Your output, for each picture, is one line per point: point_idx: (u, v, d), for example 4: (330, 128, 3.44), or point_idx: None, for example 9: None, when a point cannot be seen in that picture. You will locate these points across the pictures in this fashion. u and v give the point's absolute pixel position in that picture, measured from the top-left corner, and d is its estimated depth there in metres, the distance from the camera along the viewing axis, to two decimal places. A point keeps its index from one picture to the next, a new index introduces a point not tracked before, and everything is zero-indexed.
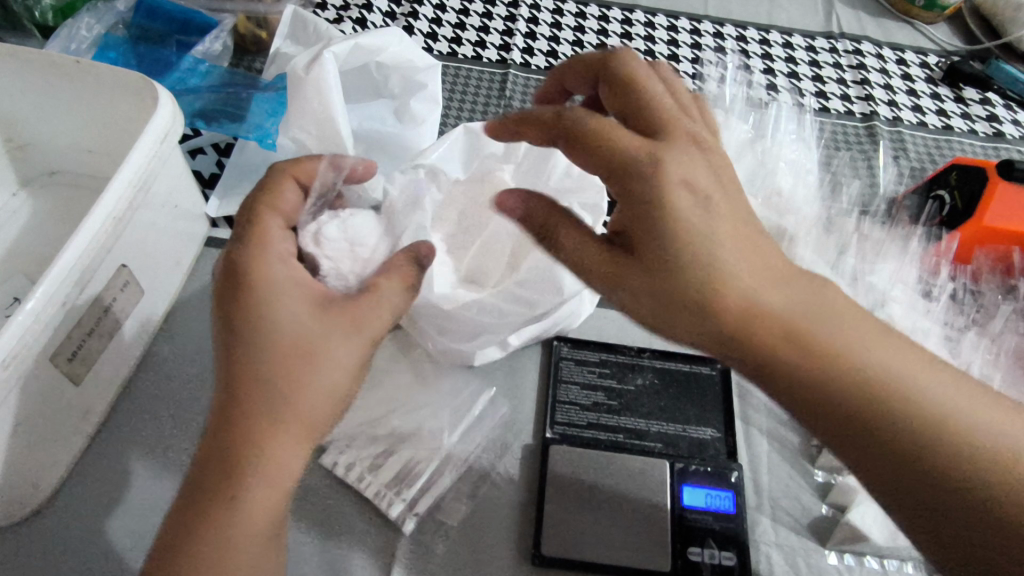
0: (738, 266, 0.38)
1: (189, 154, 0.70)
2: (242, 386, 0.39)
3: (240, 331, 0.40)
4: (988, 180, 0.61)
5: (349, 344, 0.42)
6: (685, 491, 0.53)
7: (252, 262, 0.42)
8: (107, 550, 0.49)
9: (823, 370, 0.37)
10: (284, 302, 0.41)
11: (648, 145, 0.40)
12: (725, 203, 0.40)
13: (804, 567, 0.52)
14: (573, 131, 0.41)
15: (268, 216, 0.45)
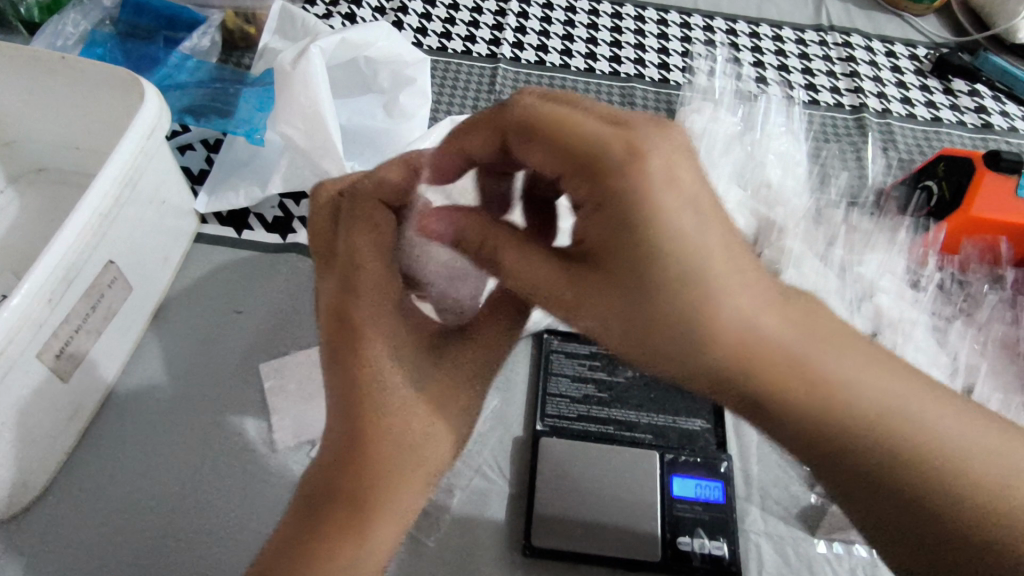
0: (738, 294, 0.30)
1: (178, 150, 0.69)
2: (369, 441, 0.37)
3: (364, 384, 0.37)
4: (976, 172, 0.62)
5: (466, 383, 0.44)
6: (674, 482, 0.53)
7: (378, 296, 0.38)
8: (97, 546, 0.49)
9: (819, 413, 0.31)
10: (407, 344, 0.40)
11: (624, 133, 0.31)
12: (721, 210, 0.31)
13: (793, 555, 0.52)
14: (528, 123, 0.33)
15: (372, 250, 0.38)
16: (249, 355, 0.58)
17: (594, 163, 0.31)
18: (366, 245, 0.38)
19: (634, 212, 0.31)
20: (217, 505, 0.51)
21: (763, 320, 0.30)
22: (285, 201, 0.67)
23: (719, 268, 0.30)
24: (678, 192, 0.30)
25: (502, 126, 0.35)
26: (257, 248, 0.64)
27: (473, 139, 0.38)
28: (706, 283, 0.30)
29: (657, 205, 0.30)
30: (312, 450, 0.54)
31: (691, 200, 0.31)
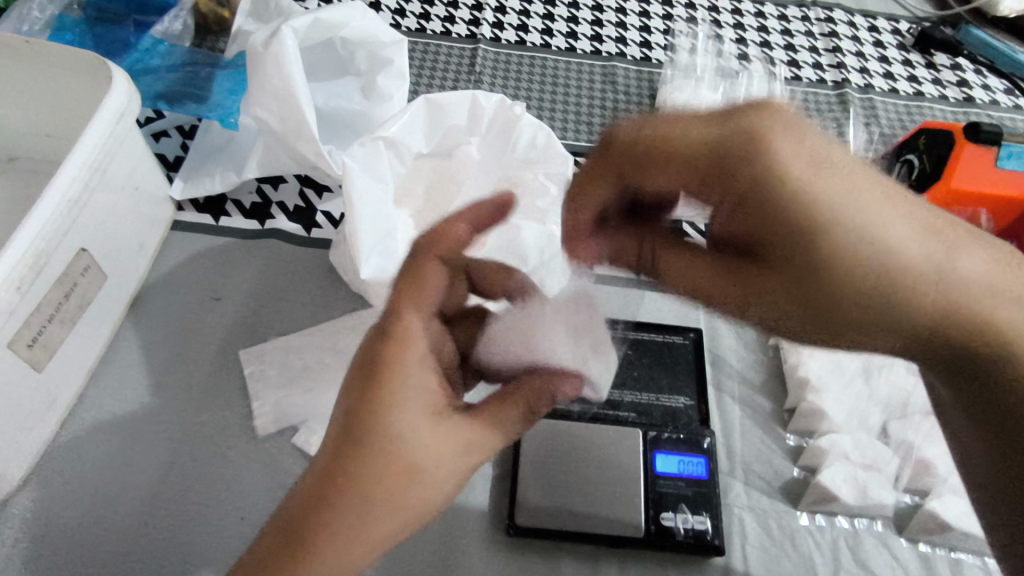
0: (911, 255, 0.39)
1: (153, 137, 0.68)
2: (340, 482, 0.36)
3: (355, 423, 0.36)
4: (955, 144, 0.62)
5: (457, 461, 0.39)
6: (658, 458, 0.53)
7: (393, 355, 0.38)
8: (77, 536, 0.48)
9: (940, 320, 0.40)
10: (410, 410, 0.37)
11: (778, 158, 0.38)
12: (886, 196, 0.39)
13: (776, 528, 0.53)
14: (654, 164, 0.41)
15: (411, 307, 0.39)
16: (229, 342, 0.58)
17: (720, 169, 0.39)
18: (410, 306, 0.39)
19: (783, 196, 0.38)
20: (198, 492, 0.51)
21: (892, 252, 0.38)
22: (264, 186, 0.66)
23: (886, 229, 0.38)
24: (803, 164, 0.38)
25: (630, 168, 0.43)
26: (235, 234, 0.63)
27: (599, 189, 0.45)
28: (848, 240, 0.38)
29: (814, 188, 0.38)
30: (294, 436, 0.54)
31: (846, 169, 0.39)
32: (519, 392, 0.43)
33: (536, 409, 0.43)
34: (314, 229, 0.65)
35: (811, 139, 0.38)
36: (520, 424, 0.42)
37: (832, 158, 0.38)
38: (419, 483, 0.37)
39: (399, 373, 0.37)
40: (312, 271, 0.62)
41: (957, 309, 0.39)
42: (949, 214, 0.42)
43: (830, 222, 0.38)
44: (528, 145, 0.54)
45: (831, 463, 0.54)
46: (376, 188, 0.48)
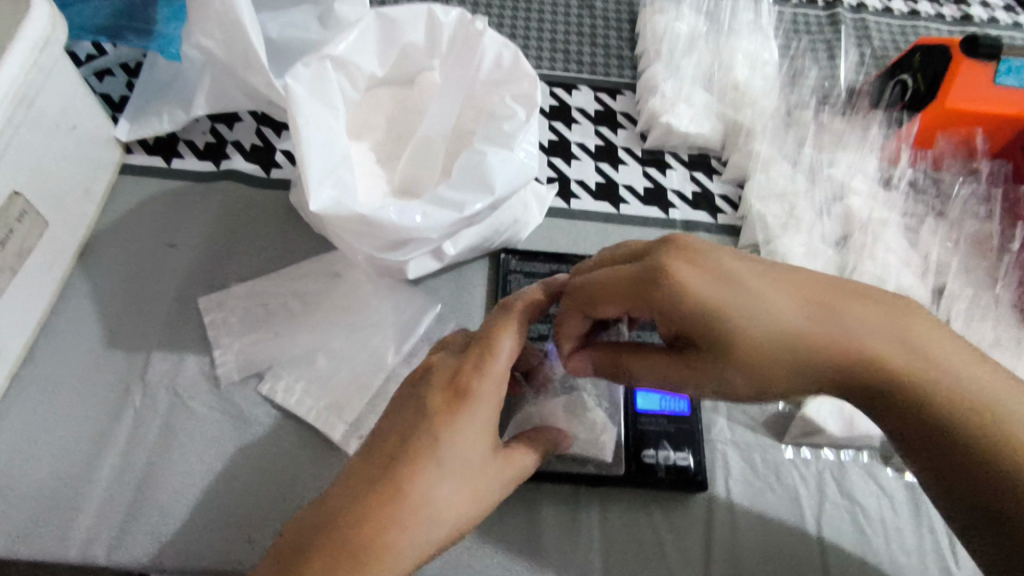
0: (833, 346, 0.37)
1: (95, 75, 0.63)
2: (412, 487, 0.35)
3: (435, 432, 0.37)
4: (953, 60, 0.57)
5: (498, 490, 0.39)
6: (639, 396, 0.51)
7: (484, 361, 0.39)
8: (32, 494, 0.46)
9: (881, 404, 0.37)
10: (491, 419, 0.39)
11: (679, 275, 0.37)
12: (789, 290, 0.38)
13: (760, 463, 0.51)
14: (583, 297, 0.41)
15: (510, 334, 0.41)
16: (187, 290, 0.55)
17: (644, 296, 0.38)
18: (504, 332, 0.41)
19: (699, 320, 0.37)
20: (160, 444, 0.48)
21: (812, 346, 0.36)
22: (217, 125, 0.62)
23: (801, 327, 0.37)
24: (705, 290, 0.37)
25: (581, 304, 0.41)
26: (189, 177, 0.60)
27: (571, 319, 0.43)
28: (769, 348, 0.37)
29: (723, 308, 0.37)
30: (259, 384, 0.51)
31: (752, 282, 0.37)
32: (537, 437, 0.44)
33: (547, 452, 0.44)
34: (272, 170, 0.61)
35: (705, 259, 0.38)
36: (535, 466, 0.43)
37: (729, 274, 0.38)
38: (481, 493, 0.38)
39: (490, 382, 0.39)
40: (273, 214, 0.59)
41: (896, 380, 0.36)
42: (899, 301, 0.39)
43: (746, 335, 0.37)
44: (492, 67, 0.50)
45: (818, 393, 0.52)
46: (326, 112, 0.44)
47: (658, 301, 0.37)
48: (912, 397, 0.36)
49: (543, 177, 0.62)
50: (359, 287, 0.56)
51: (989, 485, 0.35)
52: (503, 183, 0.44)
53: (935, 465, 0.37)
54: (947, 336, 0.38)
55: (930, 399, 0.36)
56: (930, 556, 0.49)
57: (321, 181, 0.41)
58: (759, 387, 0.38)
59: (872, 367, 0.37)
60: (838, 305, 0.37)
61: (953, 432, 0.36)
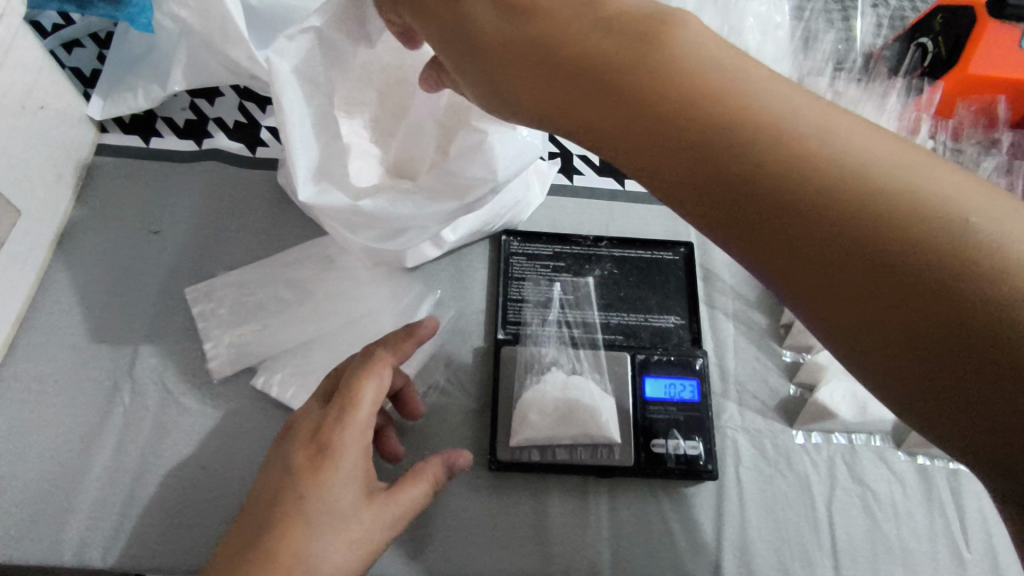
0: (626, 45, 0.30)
1: (63, 48, 0.59)
2: (280, 551, 0.34)
3: (299, 493, 0.36)
4: (977, 22, 0.54)
5: (379, 536, 0.38)
6: (647, 383, 0.50)
7: (342, 411, 0.39)
8: (21, 497, 0.44)
9: (751, 153, 0.27)
10: (356, 467, 0.38)
11: None
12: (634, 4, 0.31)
13: (770, 449, 0.50)
14: None
15: (367, 379, 0.40)
16: (172, 279, 0.52)
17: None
18: (365, 379, 0.40)
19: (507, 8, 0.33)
20: (152, 441, 0.47)
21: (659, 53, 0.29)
22: (197, 100, 0.59)
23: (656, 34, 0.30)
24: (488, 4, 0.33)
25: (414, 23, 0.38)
26: (169, 157, 0.56)
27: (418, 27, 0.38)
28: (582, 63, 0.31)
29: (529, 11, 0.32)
30: (253, 378, 0.49)
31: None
32: (424, 466, 0.42)
33: (440, 483, 0.42)
34: (258, 148, 0.57)
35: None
36: (426, 498, 0.41)
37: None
38: (353, 544, 0.36)
39: (347, 430, 0.38)
40: (260, 196, 0.56)
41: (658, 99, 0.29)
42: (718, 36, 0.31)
43: (576, 38, 0.31)
44: None
45: (829, 379, 0.51)
46: (314, 90, 0.41)
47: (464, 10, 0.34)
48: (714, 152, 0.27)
49: (545, 153, 0.59)
50: (354, 273, 0.53)
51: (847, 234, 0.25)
52: (507, 167, 0.41)
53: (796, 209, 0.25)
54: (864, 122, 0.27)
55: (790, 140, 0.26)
56: (941, 540, 0.48)
57: (310, 172, 0.39)
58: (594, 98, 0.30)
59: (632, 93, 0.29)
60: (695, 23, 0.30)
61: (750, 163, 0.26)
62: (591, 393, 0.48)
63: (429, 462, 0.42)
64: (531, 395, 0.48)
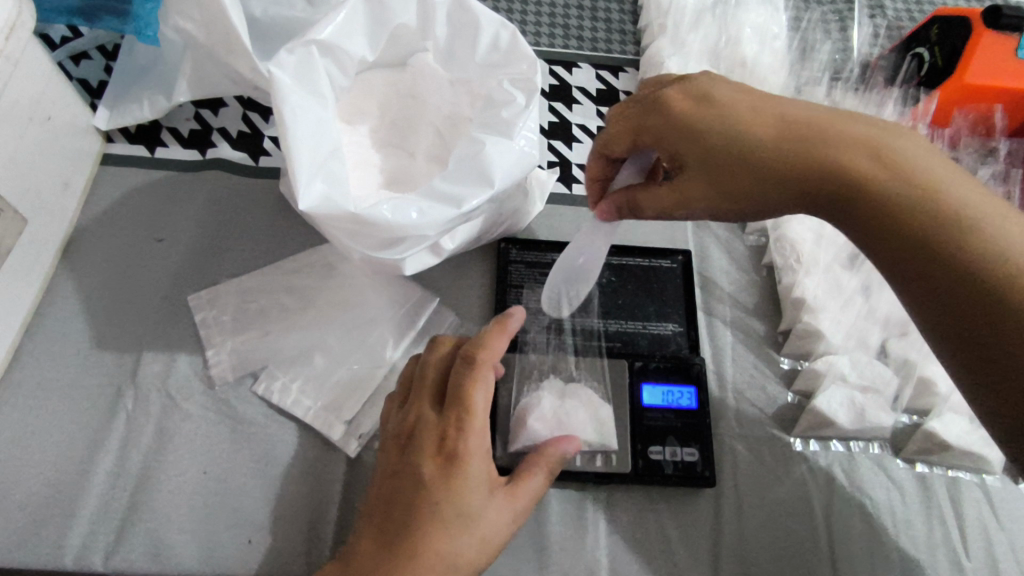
0: (768, 141, 0.39)
1: (72, 60, 0.60)
2: (421, 551, 0.36)
3: (433, 498, 0.37)
4: (973, 33, 0.55)
5: (506, 530, 0.39)
6: (644, 390, 0.50)
7: (461, 415, 0.39)
8: (25, 500, 0.45)
9: (945, 217, 0.35)
10: (483, 466, 0.39)
11: (708, 109, 0.40)
12: (774, 112, 0.40)
13: (769, 456, 0.50)
14: (654, 120, 0.42)
15: (478, 383, 0.40)
16: (176, 286, 0.53)
17: (687, 127, 0.40)
18: (473, 387, 0.40)
19: (713, 151, 0.40)
20: (154, 448, 0.47)
21: (863, 164, 0.37)
22: (202, 111, 0.60)
23: (771, 147, 0.39)
24: (739, 97, 0.41)
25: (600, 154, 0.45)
26: (175, 166, 0.57)
27: (618, 142, 0.44)
28: (793, 158, 0.38)
29: (703, 127, 0.40)
30: (254, 383, 0.50)
31: (735, 117, 0.40)
32: (538, 456, 0.42)
33: (555, 470, 0.43)
34: (261, 157, 0.59)
35: (707, 84, 0.42)
36: (544, 486, 0.42)
37: (764, 97, 0.41)
38: (488, 534, 0.38)
39: (470, 435, 0.39)
40: (264, 204, 0.57)
41: (826, 168, 0.38)
42: (845, 119, 0.39)
43: (782, 171, 0.39)
44: (490, 48, 0.48)
45: (827, 385, 0.51)
46: (313, 102, 0.43)
47: (684, 127, 0.40)
48: (865, 199, 0.37)
49: (544, 162, 0.60)
50: (355, 280, 0.54)
51: (925, 258, 0.35)
52: (500, 176, 0.43)
53: (897, 243, 0.36)
54: (953, 167, 0.37)
55: (961, 206, 0.35)
56: (941, 548, 0.48)
57: (309, 179, 0.40)
58: (745, 188, 0.40)
59: (804, 176, 0.38)
60: (851, 118, 0.39)
61: (855, 202, 0.38)
62: (582, 409, 0.48)
63: (540, 452, 0.43)
64: (527, 410, 0.47)
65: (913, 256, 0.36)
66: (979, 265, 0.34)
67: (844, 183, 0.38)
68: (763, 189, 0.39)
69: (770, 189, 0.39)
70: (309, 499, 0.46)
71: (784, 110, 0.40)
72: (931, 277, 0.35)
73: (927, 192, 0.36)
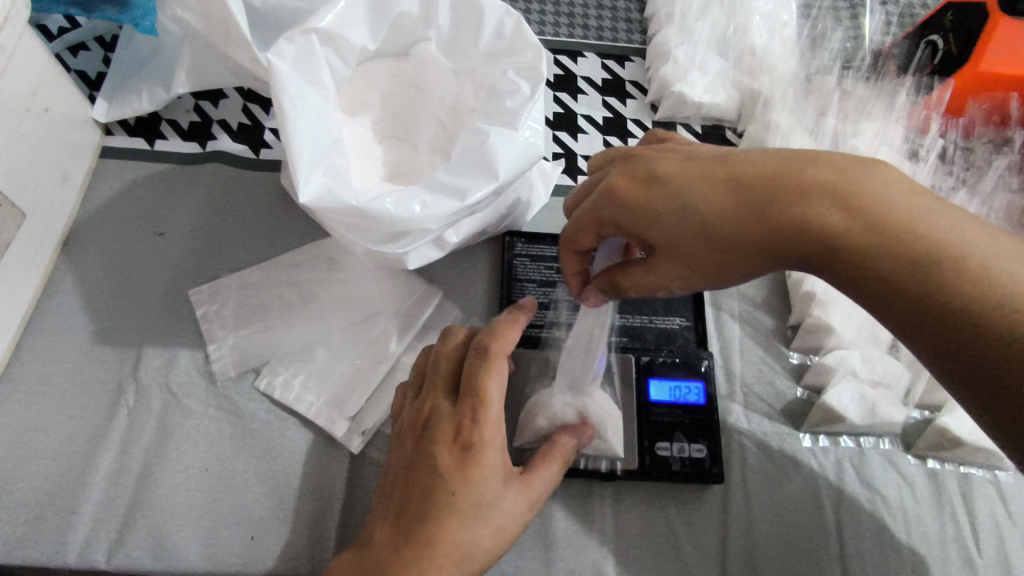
0: (734, 220, 0.35)
1: (70, 51, 0.59)
2: (437, 540, 0.35)
3: (449, 488, 0.36)
4: (990, 18, 0.53)
5: (521, 520, 0.38)
6: (651, 385, 0.50)
7: (477, 405, 0.38)
8: (27, 497, 0.44)
9: (934, 264, 0.32)
10: (499, 458, 0.38)
11: (663, 191, 0.36)
12: (732, 184, 0.35)
13: (778, 452, 0.50)
14: (611, 211, 0.38)
15: (494, 374, 0.39)
16: (176, 280, 0.52)
17: (647, 216, 0.37)
18: (487, 378, 0.38)
19: (682, 241, 0.36)
20: (155, 444, 0.46)
21: (844, 230, 0.33)
22: (202, 103, 0.59)
23: (742, 229, 0.35)
24: (688, 167, 0.37)
25: (567, 242, 0.42)
26: (175, 159, 0.56)
27: (582, 234, 0.40)
28: (769, 237, 0.34)
29: (662, 216, 0.36)
30: (256, 379, 0.49)
31: (692, 197, 0.36)
32: (552, 446, 0.42)
33: (570, 460, 0.42)
34: (262, 150, 0.58)
35: (653, 160, 0.38)
36: (558, 476, 0.41)
37: (721, 161, 0.36)
38: (503, 524, 0.37)
39: (486, 426, 0.38)
40: (265, 197, 0.56)
41: (810, 241, 0.34)
42: (813, 175, 0.34)
43: (758, 251, 0.35)
44: (494, 36, 0.47)
45: (837, 380, 0.50)
46: (313, 92, 0.42)
47: (642, 216, 0.37)
48: (857, 270, 0.33)
49: (549, 154, 0.59)
50: (358, 275, 0.53)
51: (935, 321, 0.32)
52: (505, 168, 0.42)
53: (899, 307, 0.33)
54: (942, 203, 0.33)
55: (949, 245, 0.32)
56: (952, 545, 0.47)
57: (310, 171, 0.39)
58: (728, 270, 0.36)
59: (788, 251, 0.35)
60: (820, 167, 0.34)
61: (850, 273, 0.34)
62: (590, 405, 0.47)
63: (553, 445, 0.42)
64: (536, 403, 0.47)
65: (922, 320, 0.32)
66: (996, 316, 0.31)
67: (821, 249, 0.34)
68: (743, 264, 0.36)
69: (756, 267, 0.36)
70: (311, 496, 0.46)
71: (737, 170, 0.35)
72: (945, 341, 0.32)
73: (921, 247, 0.32)
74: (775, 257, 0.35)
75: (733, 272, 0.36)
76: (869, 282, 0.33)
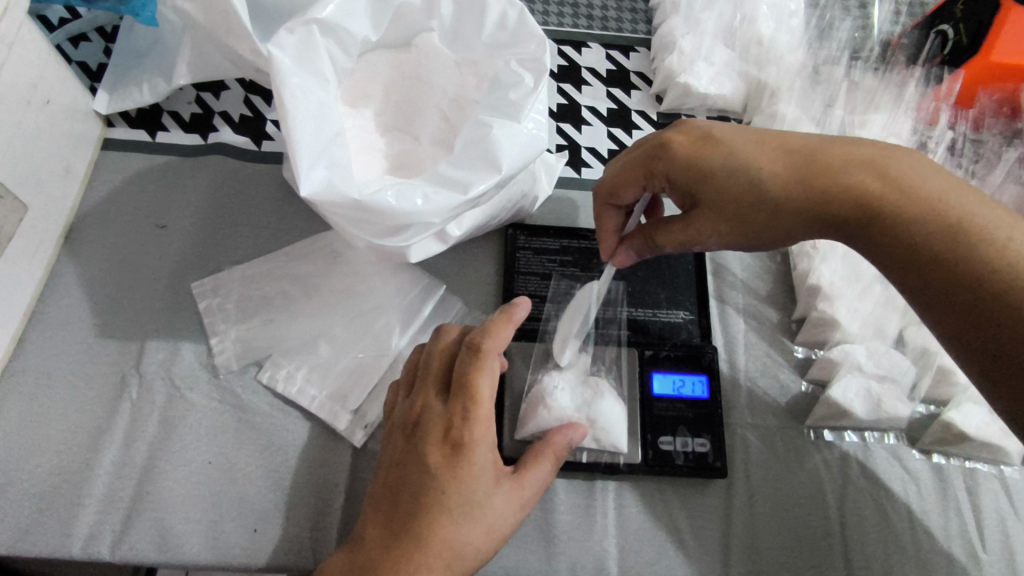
0: (777, 175, 0.38)
1: (71, 42, 0.59)
2: (428, 539, 0.35)
3: (439, 487, 0.36)
4: (1002, 7, 0.53)
5: (513, 519, 0.38)
6: (655, 379, 0.49)
7: (468, 404, 0.38)
8: (31, 489, 0.44)
9: (961, 235, 0.35)
10: (490, 456, 0.38)
11: (713, 147, 0.40)
12: (778, 147, 0.39)
13: (781, 445, 0.49)
14: (660, 166, 0.41)
15: (483, 372, 0.39)
16: (178, 274, 0.52)
17: (695, 168, 0.40)
18: (478, 375, 0.38)
19: (724, 191, 0.39)
20: (158, 437, 0.47)
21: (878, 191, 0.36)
22: (203, 94, 0.59)
23: (783, 184, 0.38)
24: (743, 133, 0.40)
25: (609, 195, 0.45)
26: (176, 152, 0.56)
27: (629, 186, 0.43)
28: (808, 190, 0.38)
29: (710, 168, 0.40)
30: (258, 372, 0.49)
31: (740, 152, 0.39)
32: (546, 445, 0.42)
33: (563, 458, 0.42)
34: (263, 142, 0.58)
35: (706, 124, 0.41)
36: (551, 475, 0.41)
37: (768, 131, 0.40)
38: (495, 522, 0.37)
39: (476, 424, 0.38)
40: (266, 190, 0.56)
41: (844, 199, 0.37)
42: (851, 150, 0.38)
43: (798, 205, 0.38)
44: (496, 26, 0.47)
45: (842, 376, 0.49)
46: (313, 84, 0.42)
47: (690, 167, 0.40)
48: (885, 231, 0.36)
49: (553, 146, 0.59)
50: (360, 268, 0.53)
51: (953, 284, 0.34)
52: (505, 160, 0.42)
53: (920, 272, 0.36)
54: (968, 186, 0.37)
55: (979, 222, 0.35)
56: (956, 542, 0.47)
57: (310, 164, 0.39)
58: (764, 225, 0.39)
59: (823, 208, 0.38)
60: (857, 144, 0.38)
61: (878, 232, 0.37)
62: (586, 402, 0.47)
63: (547, 443, 0.42)
64: (535, 396, 0.47)
65: (942, 283, 0.35)
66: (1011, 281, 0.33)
67: (857, 206, 0.37)
68: (779, 220, 0.39)
69: (791, 223, 0.39)
70: (314, 489, 0.46)
71: (787, 141, 0.39)
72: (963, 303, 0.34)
73: (945, 215, 0.35)
74: (810, 213, 0.38)
75: (769, 228, 0.39)
76: (895, 244, 0.36)
